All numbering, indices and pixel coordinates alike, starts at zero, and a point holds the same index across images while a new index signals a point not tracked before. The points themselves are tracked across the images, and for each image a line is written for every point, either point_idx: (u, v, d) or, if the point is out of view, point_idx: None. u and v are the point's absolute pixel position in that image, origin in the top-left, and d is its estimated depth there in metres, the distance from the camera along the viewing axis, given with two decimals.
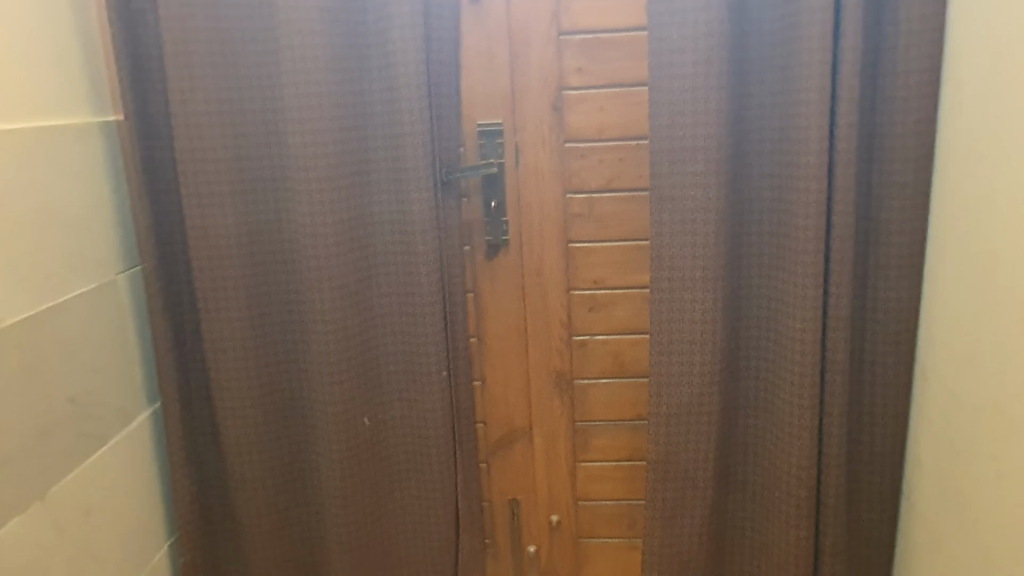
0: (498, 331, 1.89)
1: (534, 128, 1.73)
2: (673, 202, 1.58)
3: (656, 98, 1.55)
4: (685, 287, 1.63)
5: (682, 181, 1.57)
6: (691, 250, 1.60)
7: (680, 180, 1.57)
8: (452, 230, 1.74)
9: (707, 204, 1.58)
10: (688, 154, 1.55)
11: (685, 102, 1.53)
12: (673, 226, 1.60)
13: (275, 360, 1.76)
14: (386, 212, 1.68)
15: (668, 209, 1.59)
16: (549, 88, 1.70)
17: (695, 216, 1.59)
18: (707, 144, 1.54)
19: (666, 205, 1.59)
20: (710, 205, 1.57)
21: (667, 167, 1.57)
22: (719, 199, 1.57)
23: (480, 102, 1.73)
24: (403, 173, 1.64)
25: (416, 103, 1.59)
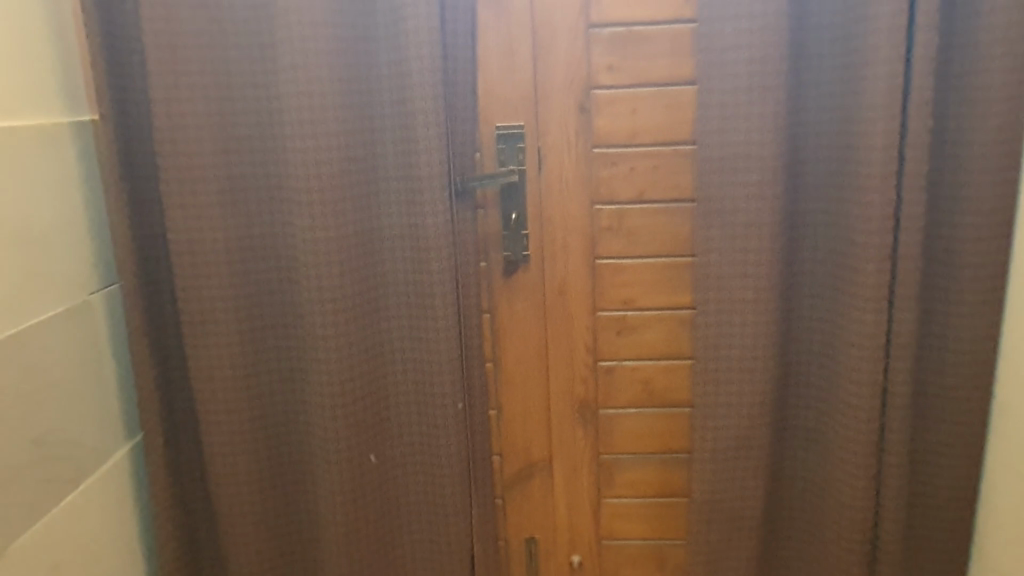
0: (516, 355, 1.71)
1: (559, 132, 1.55)
2: (722, 215, 1.47)
3: (705, 100, 1.42)
4: (738, 305, 1.51)
5: (733, 193, 1.45)
6: (742, 267, 1.49)
7: (731, 192, 1.45)
8: (469, 246, 1.56)
9: (760, 219, 1.46)
10: (741, 164, 1.43)
11: (739, 105, 1.40)
12: (722, 242, 1.48)
13: (271, 390, 1.58)
14: (396, 225, 1.50)
15: (716, 223, 1.47)
16: (577, 88, 1.52)
17: (746, 231, 1.47)
18: (762, 151, 1.42)
19: (715, 218, 1.47)
20: (765, 219, 1.45)
21: (717, 179, 1.45)
22: (775, 212, 1.45)
23: (499, 102, 1.54)
24: (414, 184, 1.46)
25: (431, 104, 1.41)
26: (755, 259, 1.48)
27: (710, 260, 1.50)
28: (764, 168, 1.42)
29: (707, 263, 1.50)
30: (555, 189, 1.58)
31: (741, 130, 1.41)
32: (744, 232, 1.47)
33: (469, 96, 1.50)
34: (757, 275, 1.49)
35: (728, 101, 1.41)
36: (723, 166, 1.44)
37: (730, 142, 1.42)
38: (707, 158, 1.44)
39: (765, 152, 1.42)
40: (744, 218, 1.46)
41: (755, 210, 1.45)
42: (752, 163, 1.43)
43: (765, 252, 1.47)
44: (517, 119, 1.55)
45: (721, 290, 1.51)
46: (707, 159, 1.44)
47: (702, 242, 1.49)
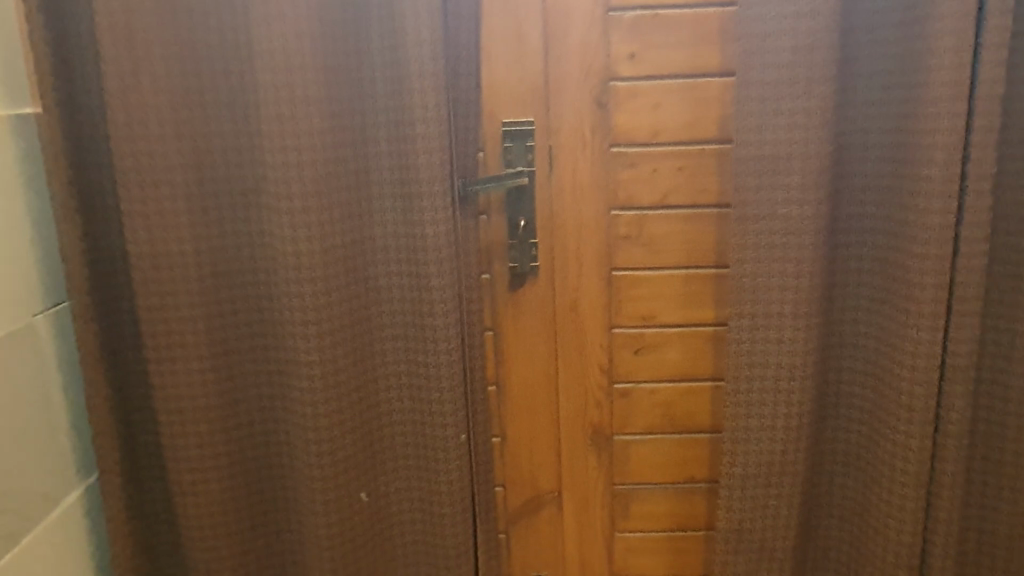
0: (523, 376, 1.53)
1: (574, 130, 1.38)
2: (759, 222, 1.30)
3: (743, 93, 1.25)
4: (774, 321, 1.35)
5: (770, 198, 1.29)
6: (779, 279, 1.33)
7: (768, 196, 1.29)
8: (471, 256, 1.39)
9: (801, 226, 1.30)
10: (781, 166, 1.27)
11: (781, 99, 1.24)
12: (758, 253, 1.32)
13: (247, 423, 1.38)
14: (389, 235, 1.30)
15: (752, 231, 1.31)
16: (594, 79, 1.35)
17: (785, 240, 1.31)
18: (806, 150, 1.26)
19: (751, 225, 1.31)
20: (808, 227, 1.30)
21: (753, 183, 1.29)
22: (818, 219, 1.29)
23: (505, 95, 1.37)
24: (411, 188, 1.27)
25: (431, 97, 1.22)
26: (794, 270, 1.32)
27: (744, 271, 1.33)
28: (807, 170, 1.26)
29: (742, 274, 1.34)
30: (568, 193, 1.41)
31: (786, 128, 1.25)
32: (783, 240, 1.30)
33: (474, 88, 1.32)
34: (795, 288, 1.33)
35: (769, 94, 1.24)
36: (762, 167, 1.28)
37: (771, 141, 1.26)
38: (743, 157, 1.28)
39: (810, 153, 1.26)
40: (784, 225, 1.30)
41: (795, 216, 1.29)
42: (795, 164, 1.26)
43: (804, 263, 1.31)
44: (526, 114, 1.37)
45: (754, 303, 1.35)
46: (744, 160, 1.28)
47: (736, 251, 1.33)
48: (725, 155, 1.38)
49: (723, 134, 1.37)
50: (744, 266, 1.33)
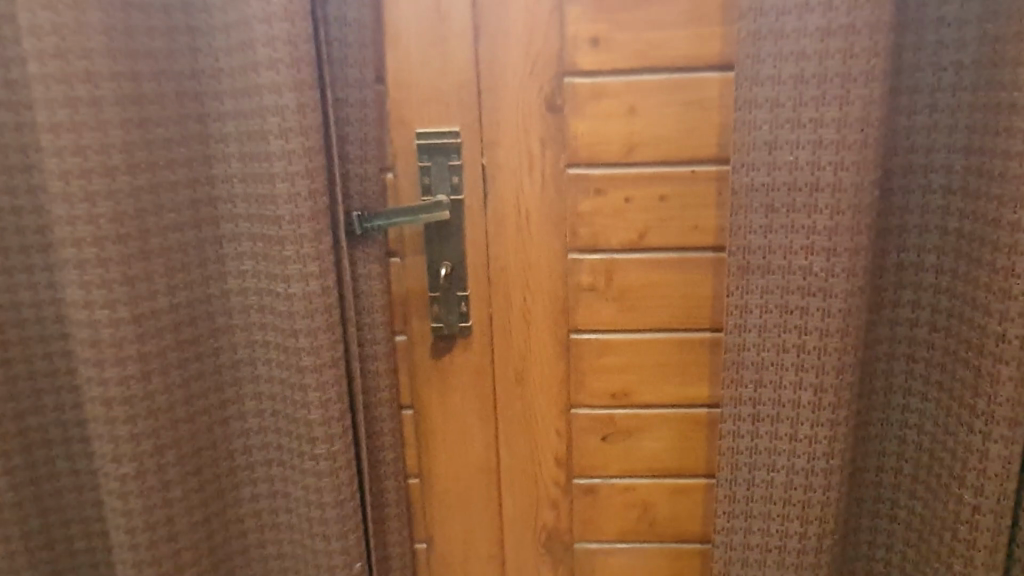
0: (454, 469, 1.15)
1: (516, 143, 1.00)
2: (770, 276, 0.91)
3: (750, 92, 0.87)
4: (787, 416, 0.96)
5: (785, 243, 0.90)
6: (796, 358, 0.93)
7: (782, 241, 0.90)
8: (373, 314, 1.01)
9: (830, 285, 0.90)
10: (801, 198, 0.88)
11: (804, 103, 0.85)
12: (766, 318, 0.93)
13: (54, 547, 0.99)
14: (250, 291, 0.93)
15: (764, 290, 0.92)
16: (543, 74, 0.97)
17: (806, 302, 0.91)
18: (838, 179, 0.86)
19: (757, 279, 0.92)
20: (840, 286, 0.89)
21: (761, 221, 0.90)
22: (856, 275, 0.89)
23: (422, 94, 0.98)
24: (276, 228, 0.88)
25: (301, 98, 0.83)
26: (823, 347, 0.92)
27: (746, 342, 0.94)
28: (838, 207, 0.87)
29: (740, 346, 0.95)
30: (510, 229, 1.03)
31: (827, 146, 0.85)
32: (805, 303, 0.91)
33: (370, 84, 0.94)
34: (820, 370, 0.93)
35: (793, 96, 0.85)
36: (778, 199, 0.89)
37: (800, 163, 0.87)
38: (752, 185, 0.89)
39: (861, 184, 0.86)
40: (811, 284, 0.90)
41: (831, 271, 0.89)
42: (843, 200, 0.86)
43: (850, 338, 0.91)
44: (451, 121, 0.99)
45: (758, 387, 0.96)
46: (754, 190, 0.89)
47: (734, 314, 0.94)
48: (724, 179, 1.00)
49: (721, 150, 0.99)
50: (748, 334, 0.94)
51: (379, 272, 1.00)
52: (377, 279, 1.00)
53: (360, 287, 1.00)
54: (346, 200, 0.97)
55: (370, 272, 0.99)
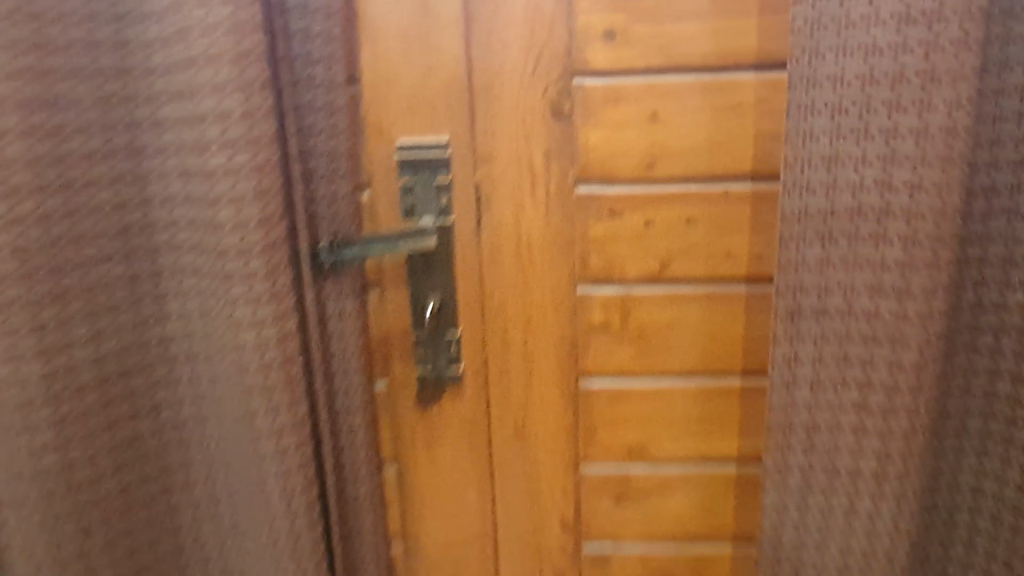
0: (443, 535, 0.99)
1: (515, 157, 0.84)
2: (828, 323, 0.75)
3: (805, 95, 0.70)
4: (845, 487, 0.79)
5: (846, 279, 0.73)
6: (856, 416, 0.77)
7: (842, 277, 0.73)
8: (346, 360, 0.85)
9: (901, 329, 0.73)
10: (864, 227, 0.72)
11: (873, 109, 0.69)
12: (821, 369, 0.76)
13: None
14: (194, 337, 0.76)
15: (819, 339, 0.75)
16: (547, 74, 0.81)
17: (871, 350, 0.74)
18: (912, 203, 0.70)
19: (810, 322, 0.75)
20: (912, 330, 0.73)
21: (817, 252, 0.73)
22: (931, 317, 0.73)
23: (403, 99, 0.82)
24: (221, 264, 0.71)
25: (248, 105, 0.67)
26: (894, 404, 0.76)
27: (798, 404, 0.77)
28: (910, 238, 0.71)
29: (791, 408, 0.78)
30: (510, 260, 0.87)
31: (900, 163, 0.70)
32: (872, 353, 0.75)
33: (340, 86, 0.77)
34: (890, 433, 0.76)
35: (860, 101, 0.69)
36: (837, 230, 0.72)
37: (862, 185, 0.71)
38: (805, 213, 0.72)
39: (944, 203, 0.71)
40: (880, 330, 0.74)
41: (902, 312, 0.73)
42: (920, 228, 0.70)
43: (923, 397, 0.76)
44: (439, 132, 0.83)
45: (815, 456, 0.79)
46: (808, 219, 0.73)
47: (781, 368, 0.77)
48: (762, 200, 0.84)
49: (759, 166, 0.83)
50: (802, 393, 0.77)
51: (353, 311, 0.84)
52: (353, 320, 0.84)
53: (330, 330, 0.84)
54: (312, 226, 0.80)
55: (342, 312, 0.83)
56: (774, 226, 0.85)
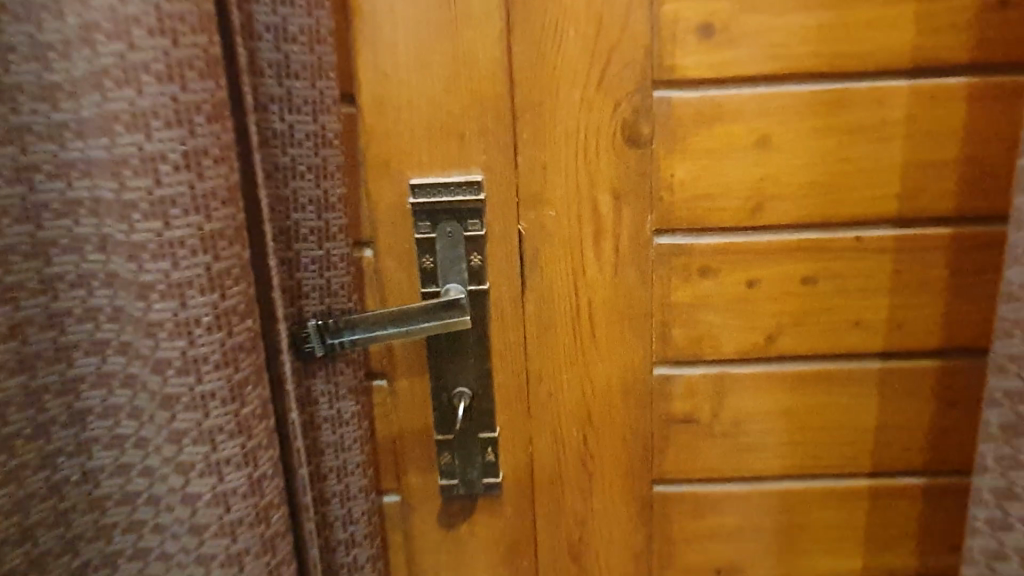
0: None
1: (574, 199, 0.61)
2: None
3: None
4: None
5: None
6: None
7: None
8: (347, 480, 0.61)
9: None
10: None
11: None
12: None
13: None
14: (135, 470, 0.50)
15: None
16: (618, 86, 0.59)
17: None
18: None
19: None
20: None
21: None
22: None
23: (420, 123, 0.59)
24: (160, 381, 0.48)
25: (190, 145, 0.44)
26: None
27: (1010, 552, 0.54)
28: None
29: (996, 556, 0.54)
30: (566, 335, 0.65)
31: None
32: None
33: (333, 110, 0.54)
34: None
35: None
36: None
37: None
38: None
39: None
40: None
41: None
42: None
43: None
44: (469, 169, 0.60)
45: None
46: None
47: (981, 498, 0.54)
48: (909, 251, 0.62)
49: (907, 206, 0.61)
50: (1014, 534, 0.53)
51: (354, 416, 0.61)
52: (354, 428, 0.61)
53: (320, 444, 0.60)
54: (295, 304, 0.57)
55: (339, 417, 0.60)
56: (923, 284, 0.63)
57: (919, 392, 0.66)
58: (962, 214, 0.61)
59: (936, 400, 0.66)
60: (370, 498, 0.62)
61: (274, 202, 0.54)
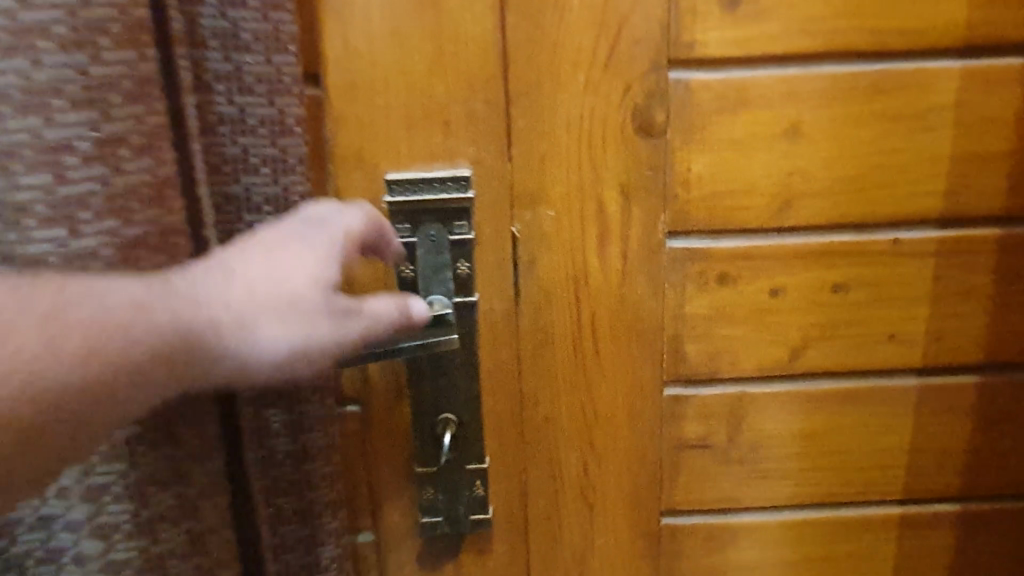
0: None
1: (576, 198, 0.53)
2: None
3: None
4: None
5: None
6: None
7: None
8: (319, 521, 0.51)
9: None
10: None
11: None
12: None
13: None
14: (59, 524, 0.42)
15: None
16: (627, 66, 0.51)
17: None
18: None
19: None
20: None
21: None
22: None
23: (397, 108, 0.50)
24: None
25: (104, 132, 0.37)
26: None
27: None
28: None
29: None
30: (565, 352, 0.57)
31: None
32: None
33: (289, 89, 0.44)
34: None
35: None
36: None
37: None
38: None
39: None
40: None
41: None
42: None
43: None
44: (454, 162, 0.52)
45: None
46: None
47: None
48: (949, 256, 0.55)
49: (950, 205, 0.54)
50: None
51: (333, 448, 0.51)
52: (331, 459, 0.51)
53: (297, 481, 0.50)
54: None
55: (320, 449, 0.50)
56: (964, 292, 0.56)
57: (958, 411, 0.59)
58: (1008, 213, 0.55)
59: (974, 419, 0.60)
60: (343, 542, 0.52)
61: (220, 205, 0.45)
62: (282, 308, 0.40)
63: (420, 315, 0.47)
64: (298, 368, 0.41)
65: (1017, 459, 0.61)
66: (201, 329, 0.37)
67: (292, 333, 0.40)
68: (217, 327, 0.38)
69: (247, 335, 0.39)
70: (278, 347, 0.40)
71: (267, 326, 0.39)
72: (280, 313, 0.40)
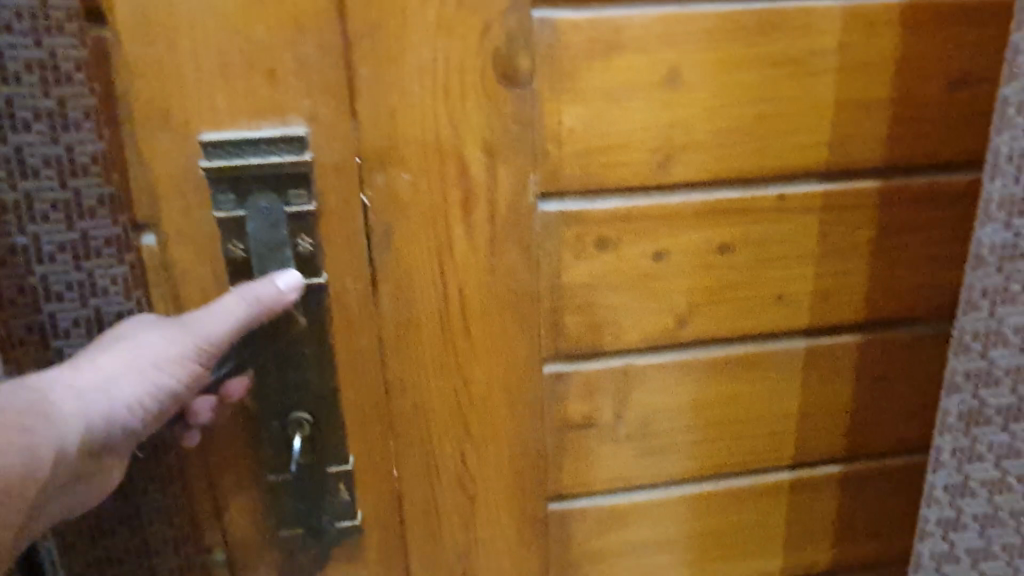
0: None
1: (433, 159, 0.46)
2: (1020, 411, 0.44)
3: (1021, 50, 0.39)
4: None
5: None
6: None
7: None
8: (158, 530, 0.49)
9: None
10: None
11: None
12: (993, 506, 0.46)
13: None
14: None
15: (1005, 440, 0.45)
16: (485, 5, 0.44)
17: None
18: None
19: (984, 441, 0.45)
20: None
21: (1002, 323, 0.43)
22: None
23: (209, 53, 0.42)
24: None
25: None
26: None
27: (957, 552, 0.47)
28: None
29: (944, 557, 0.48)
30: (430, 333, 0.51)
31: None
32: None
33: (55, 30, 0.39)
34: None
35: None
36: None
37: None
38: (999, 247, 0.41)
39: None
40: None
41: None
42: None
43: None
44: (285, 120, 0.44)
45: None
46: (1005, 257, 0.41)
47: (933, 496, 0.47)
48: (834, 210, 0.52)
49: (833, 155, 0.51)
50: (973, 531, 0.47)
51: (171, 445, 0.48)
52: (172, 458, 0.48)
53: (139, 479, 0.48)
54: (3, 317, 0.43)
55: (153, 448, 0.48)
56: (849, 248, 0.54)
57: (843, 372, 0.57)
58: (891, 163, 0.52)
59: (860, 378, 0.58)
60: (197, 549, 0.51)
61: None
62: (119, 352, 0.41)
63: (294, 287, 0.45)
64: (159, 382, 0.42)
65: (901, 416, 0.60)
66: (51, 407, 0.39)
67: (134, 361, 0.42)
68: (68, 396, 0.40)
69: (102, 391, 0.41)
70: (132, 386, 0.42)
71: (108, 369, 0.41)
72: (118, 355, 0.41)
